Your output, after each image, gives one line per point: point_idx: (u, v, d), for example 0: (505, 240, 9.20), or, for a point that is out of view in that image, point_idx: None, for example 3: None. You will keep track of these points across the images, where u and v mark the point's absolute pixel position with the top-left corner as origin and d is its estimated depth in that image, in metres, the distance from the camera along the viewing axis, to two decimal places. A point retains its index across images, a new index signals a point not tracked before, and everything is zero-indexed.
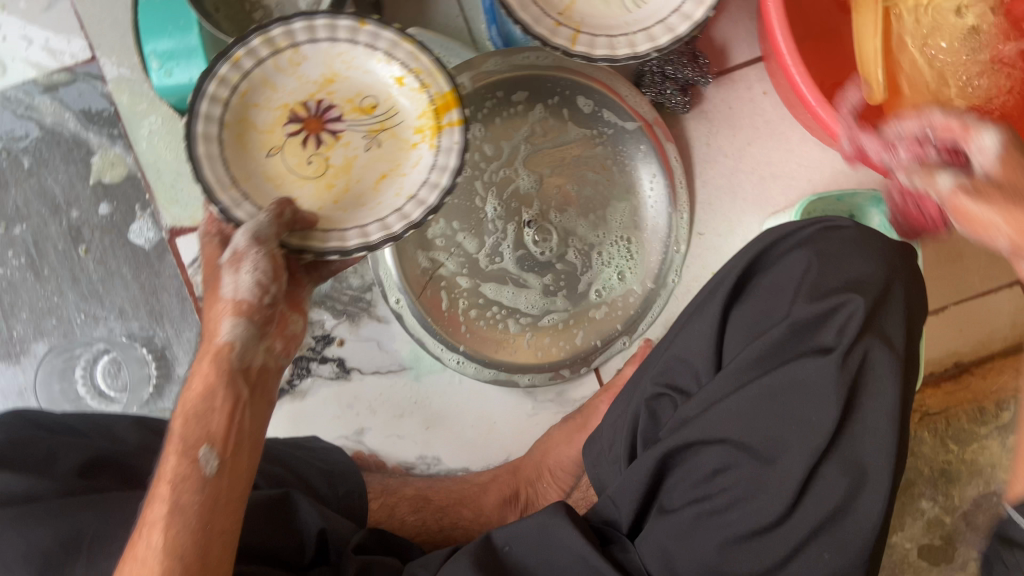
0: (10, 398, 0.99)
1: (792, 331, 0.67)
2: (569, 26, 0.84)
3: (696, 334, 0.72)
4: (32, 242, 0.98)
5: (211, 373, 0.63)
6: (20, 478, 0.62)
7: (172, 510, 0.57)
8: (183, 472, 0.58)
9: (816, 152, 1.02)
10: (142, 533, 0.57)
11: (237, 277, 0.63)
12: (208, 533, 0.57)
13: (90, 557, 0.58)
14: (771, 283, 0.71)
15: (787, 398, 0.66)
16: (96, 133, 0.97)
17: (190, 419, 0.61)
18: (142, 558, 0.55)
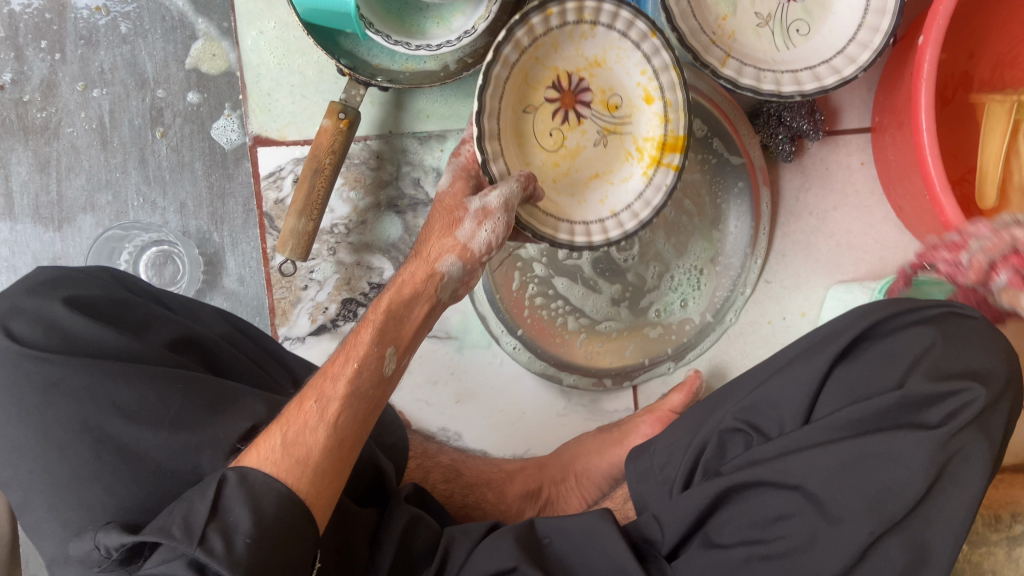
0: (41, 262, 0.94)
1: (900, 405, 0.67)
2: (722, 47, 0.85)
3: (797, 378, 0.72)
4: (107, 110, 0.93)
5: (421, 288, 0.70)
6: (113, 333, 0.61)
7: (352, 392, 0.63)
8: (370, 363, 0.65)
9: (894, 234, 1.03)
10: (315, 403, 0.62)
11: (474, 225, 0.69)
12: (366, 423, 0.64)
13: (174, 419, 0.57)
14: (882, 351, 0.72)
15: (885, 462, 0.65)
16: (205, 19, 0.93)
17: (388, 319, 0.68)
18: (311, 425, 0.60)
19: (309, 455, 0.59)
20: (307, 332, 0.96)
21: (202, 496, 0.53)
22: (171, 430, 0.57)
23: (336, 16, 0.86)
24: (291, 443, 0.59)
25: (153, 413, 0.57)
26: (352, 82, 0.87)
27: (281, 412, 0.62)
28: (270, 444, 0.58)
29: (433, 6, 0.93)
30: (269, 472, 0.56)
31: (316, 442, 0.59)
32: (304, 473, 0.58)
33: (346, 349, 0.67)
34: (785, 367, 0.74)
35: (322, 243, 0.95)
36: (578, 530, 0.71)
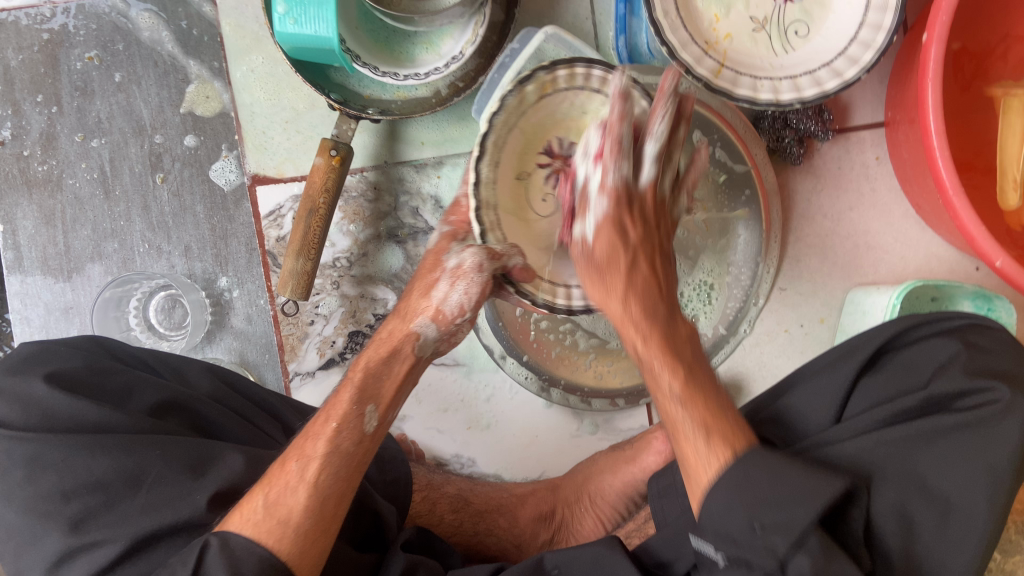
0: (54, 313, 0.95)
1: (928, 405, 0.64)
2: (716, 57, 0.82)
3: (822, 388, 0.70)
4: (108, 160, 0.94)
5: (396, 348, 0.71)
6: (93, 406, 0.63)
7: (331, 449, 0.64)
8: (346, 418, 0.66)
9: (915, 231, 0.99)
10: (296, 463, 0.63)
11: (448, 294, 0.70)
12: (347, 481, 0.64)
13: (148, 497, 0.61)
14: (904, 362, 0.68)
15: (926, 453, 0.61)
16: (196, 62, 0.93)
17: (367, 376, 0.70)
18: (292, 486, 0.61)
19: (290, 515, 0.60)
20: (317, 366, 0.95)
21: (195, 560, 0.56)
22: (144, 511, 0.60)
23: (321, 52, 0.85)
24: (273, 505, 0.61)
25: (128, 496, 0.60)
26: (342, 117, 0.86)
27: (263, 476, 0.63)
28: (251, 508, 0.60)
29: (421, 32, 0.91)
30: (248, 535, 0.59)
31: (297, 502, 0.61)
32: (285, 534, 0.59)
33: (328, 408, 0.68)
34: (812, 377, 0.72)
35: (325, 277, 0.96)
36: (583, 564, 0.70)
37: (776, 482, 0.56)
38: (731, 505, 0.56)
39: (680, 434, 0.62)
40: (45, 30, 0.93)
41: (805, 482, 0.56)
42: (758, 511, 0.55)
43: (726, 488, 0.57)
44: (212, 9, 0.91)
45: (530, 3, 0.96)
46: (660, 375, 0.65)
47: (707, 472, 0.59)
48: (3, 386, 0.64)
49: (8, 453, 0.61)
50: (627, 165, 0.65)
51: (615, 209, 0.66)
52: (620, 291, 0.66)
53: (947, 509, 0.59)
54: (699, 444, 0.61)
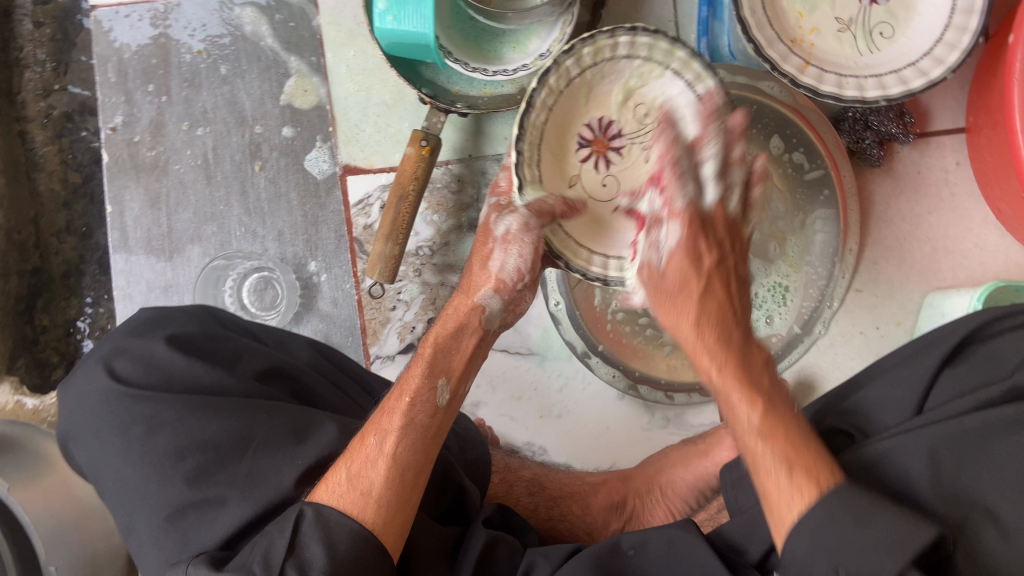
0: (155, 291, 1.01)
1: (1010, 395, 0.64)
2: (801, 55, 0.83)
3: (904, 380, 0.71)
4: (211, 147, 1.00)
5: (461, 318, 0.74)
6: (206, 369, 0.67)
7: (409, 423, 0.66)
8: (426, 391, 0.69)
9: (995, 237, 0.99)
10: (375, 437, 0.65)
11: (504, 258, 0.73)
12: (422, 456, 0.66)
13: (254, 459, 0.63)
14: (989, 353, 0.68)
15: (1010, 439, 0.58)
16: (297, 57, 0.98)
17: (437, 352, 0.72)
18: (372, 459, 0.63)
19: (371, 488, 0.62)
20: (398, 350, 0.99)
21: (283, 531, 0.57)
22: (247, 477, 0.62)
23: (417, 48, 0.89)
24: (356, 477, 0.62)
25: (234, 457, 0.63)
26: (432, 111, 0.91)
27: (349, 445, 0.66)
28: (336, 479, 0.62)
29: (509, 32, 0.95)
30: (337, 506, 0.60)
31: (377, 475, 0.62)
32: (368, 503, 0.61)
33: (401, 387, 0.71)
34: (898, 368, 0.73)
35: (408, 265, 1.00)
36: (661, 542, 0.71)
37: (866, 532, 0.49)
38: (815, 552, 0.50)
39: (748, 442, 0.55)
40: (159, 25, 1.00)
41: (890, 529, 0.48)
42: (844, 557, 0.49)
43: (818, 523, 0.50)
44: (314, 8, 0.97)
45: (615, 5, 0.99)
46: (737, 404, 0.56)
47: (791, 506, 0.52)
48: (126, 347, 0.69)
49: (127, 411, 0.65)
50: (689, 193, 0.61)
51: (690, 240, 0.61)
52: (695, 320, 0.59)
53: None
54: (781, 476, 0.52)
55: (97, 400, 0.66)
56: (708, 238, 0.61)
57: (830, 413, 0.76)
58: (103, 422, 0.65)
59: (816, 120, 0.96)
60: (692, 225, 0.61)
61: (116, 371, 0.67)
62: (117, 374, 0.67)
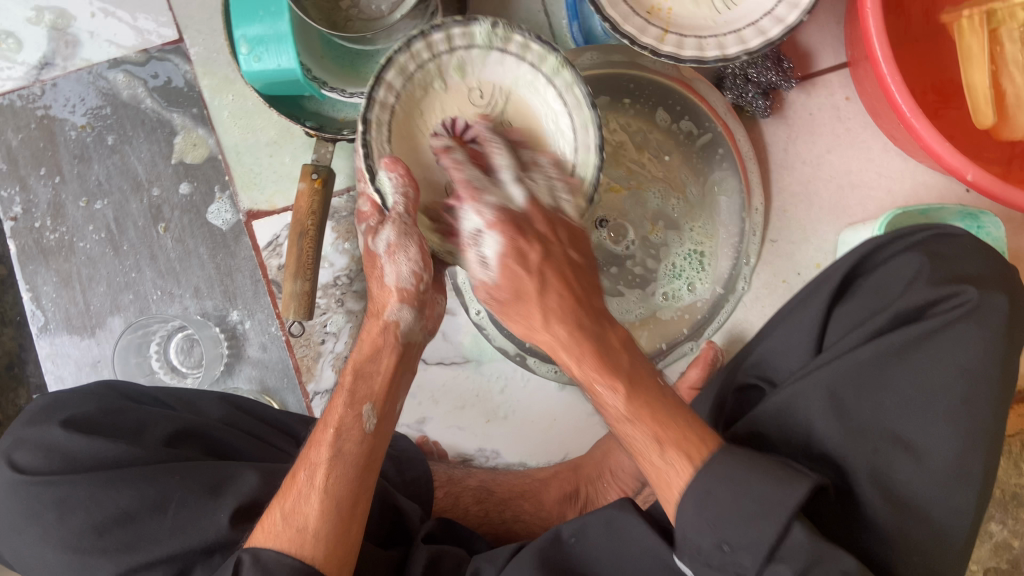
0: (84, 368, 1.01)
1: (898, 321, 0.65)
2: (659, 24, 0.84)
3: (798, 323, 0.71)
4: (113, 218, 1.00)
5: (377, 339, 0.73)
6: (109, 444, 0.66)
7: (337, 454, 0.66)
8: (349, 423, 0.68)
9: (898, 163, 0.99)
10: (305, 472, 0.65)
11: (397, 267, 0.71)
12: (357, 484, 0.66)
13: (175, 520, 0.64)
14: (875, 285, 0.69)
15: (903, 365, 0.62)
16: (180, 114, 0.99)
17: (357, 378, 0.71)
18: (304, 495, 0.64)
19: (307, 522, 0.63)
20: (334, 383, 0.99)
21: None
22: (170, 537, 0.63)
23: (290, 83, 0.89)
24: (291, 514, 0.63)
25: (155, 522, 0.63)
26: (319, 142, 0.91)
27: (280, 490, 0.66)
28: (271, 521, 0.63)
29: (384, 50, 0.96)
30: (275, 548, 0.61)
31: (313, 509, 0.63)
32: (305, 540, 0.62)
33: (326, 416, 0.70)
34: (788, 314, 0.73)
35: (329, 296, 1.00)
36: (600, 526, 0.71)
37: (740, 491, 0.57)
38: (700, 523, 0.57)
39: (638, 449, 0.63)
40: (39, 107, 1.00)
41: (767, 492, 0.56)
42: (723, 526, 0.56)
43: (711, 476, 0.58)
44: (187, 62, 0.97)
45: (482, 5, 0.99)
46: (610, 398, 0.66)
47: (676, 476, 0.60)
48: (25, 438, 0.68)
49: (36, 500, 0.64)
50: (494, 202, 0.69)
51: (510, 240, 0.69)
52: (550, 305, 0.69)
53: (929, 417, 0.61)
54: (658, 457, 0.61)
55: (6, 495, 0.66)
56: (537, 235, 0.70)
57: (743, 364, 0.77)
58: (15, 514, 0.65)
59: (705, 90, 0.97)
60: (508, 227, 0.69)
61: (18, 464, 0.67)
62: (20, 467, 0.66)
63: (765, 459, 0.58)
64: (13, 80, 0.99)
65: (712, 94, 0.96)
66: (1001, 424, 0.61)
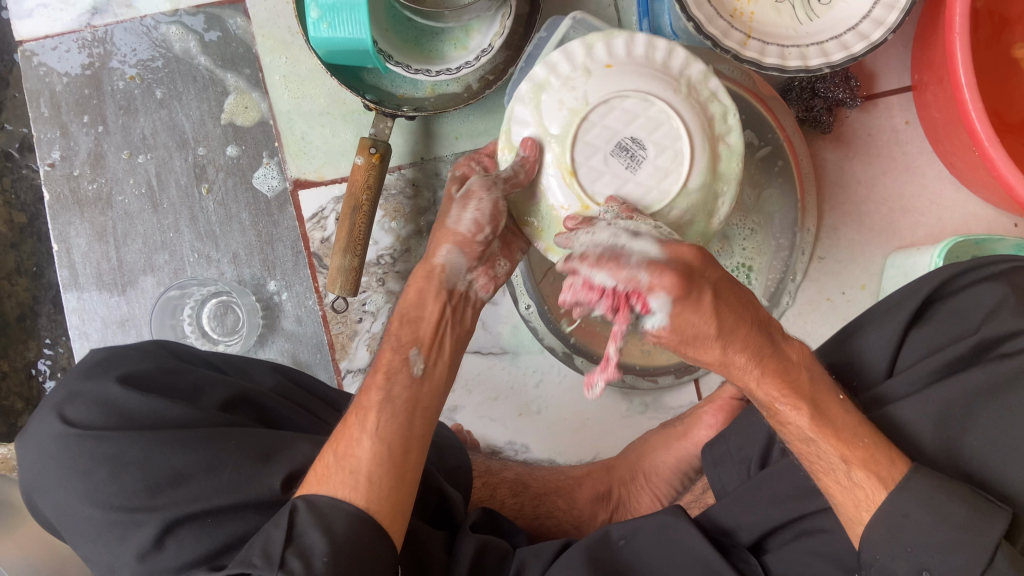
0: (111, 326, 0.98)
1: (978, 350, 0.64)
2: (741, 28, 0.83)
3: (874, 344, 0.71)
4: (155, 174, 0.97)
5: (424, 289, 0.71)
6: (168, 404, 0.64)
7: (385, 398, 0.65)
8: (396, 365, 0.68)
9: (951, 191, 0.99)
10: (356, 416, 0.65)
11: (462, 213, 0.69)
12: (407, 426, 0.65)
13: (231, 478, 0.62)
14: (954, 310, 0.68)
15: (994, 403, 0.59)
16: (234, 74, 0.96)
17: (405, 322, 0.70)
18: (358, 438, 0.63)
19: (358, 465, 0.62)
20: (367, 363, 0.97)
21: (277, 525, 0.58)
22: (226, 494, 0.61)
23: (356, 53, 0.87)
24: (343, 456, 0.63)
25: (211, 482, 0.61)
26: (378, 117, 0.89)
27: (334, 434, 0.66)
28: (325, 459, 0.63)
29: (449, 29, 0.94)
30: (330, 494, 0.60)
31: (365, 454, 0.62)
32: (359, 483, 0.61)
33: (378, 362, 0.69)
34: (862, 334, 0.73)
35: (371, 275, 0.98)
36: (652, 531, 0.70)
37: (938, 525, 0.54)
38: (894, 552, 0.56)
39: (825, 477, 0.59)
40: (87, 54, 0.96)
41: (961, 520, 0.53)
42: (920, 554, 0.55)
43: (910, 509, 0.55)
44: (246, 20, 0.94)
45: None
46: (793, 418, 0.60)
47: (864, 515, 0.57)
48: (80, 392, 0.66)
49: (88, 454, 0.62)
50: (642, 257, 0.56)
51: (678, 300, 0.55)
52: (733, 344, 0.59)
53: (1019, 456, 0.57)
54: (864, 475, 0.57)
55: (55, 449, 0.63)
56: (682, 295, 0.55)
57: None
58: (64, 468, 0.63)
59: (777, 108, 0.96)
60: (678, 284, 0.55)
61: (71, 419, 0.64)
62: (73, 421, 0.64)
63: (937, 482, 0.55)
64: (64, 23, 0.96)
65: (776, 102, 0.96)
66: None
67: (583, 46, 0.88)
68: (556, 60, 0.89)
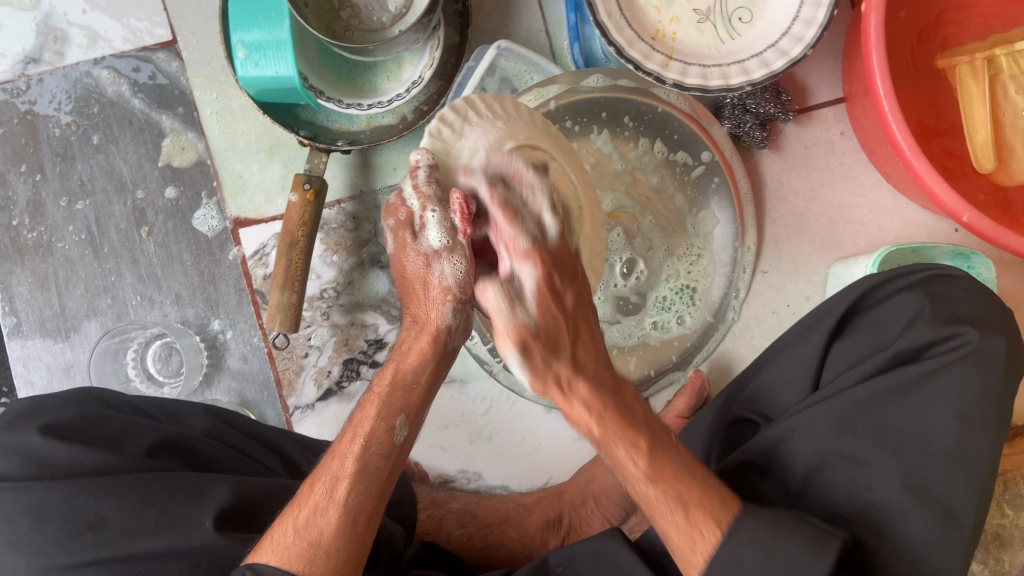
0: (56, 373, 0.98)
1: (897, 361, 0.65)
2: (662, 50, 0.84)
3: (796, 359, 0.72)
4: (94, 219, 0.97)
5: (426, 348, 0.70)
6: (88, 451, 0.64)
7: (360, 469, 0.65)
8: (379, 433, 0.66)
9: (889, 200, 1.00)
10: (324, 484, 0.64)
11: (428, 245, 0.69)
12: (377, 499, 0.65)
13: (159, 518, 0.62)
14: (874, 321, 0.70)
15: (901, 406, 0.63)
16: (169, 116, 0.96)
17: (393, 384, 0.68)
18: (321, 507, 0.62)
19: (321, 535, 0.61)
20: (315, 398, 0.97)
21: None
22: (156, 532, 0.61)
23: (286, 91, 0.87)
24: (303, 528, 0.62)
25: (134, 522, 0.61)
26: (312, 152, 0.89)
27: (295, 500, 0.65)
28: (282, 532, 0.62)
29: (381, 62, 0.94)
30: (280, 565, 0.59)
31: (328, 524, 0.62)
32: (314, 556, 0.60)
33: (353, 424, 0.68)
34: (787, 349, 0.73)
35: (315, 309, 0.98)
36: (588, 555, 0.69)
37: (771, 559, 0.55)
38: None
39: (655, 509, 0.59)
40: (23, 103, 0.97)
41: (800, 553, 0.55)
42: (741, 572, 0.56)
43: (725, 567, 0.56)
44: (180, 63, 0.95)
45: (482, 22, 0.98)
46: (631, 463, 0.59)
47: (679, 517, 0.58)
48: (1, 444, 0.65)
49: (8, 507, 0.61)
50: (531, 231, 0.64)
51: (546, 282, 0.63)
52: (565, 301, 0.63)
53: (925, 457, 0.61)
54: (677, 519, 0.58)
55: None
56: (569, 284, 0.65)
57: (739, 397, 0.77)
58: None
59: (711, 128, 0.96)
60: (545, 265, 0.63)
61: None
62: None
63: (794, 520, 0.57)
64: None
65: (718, 130, 0.97)
66: (994, 467, 0.62)
67: (511, 73, 0.93)
68: (489, 90, 0.93)
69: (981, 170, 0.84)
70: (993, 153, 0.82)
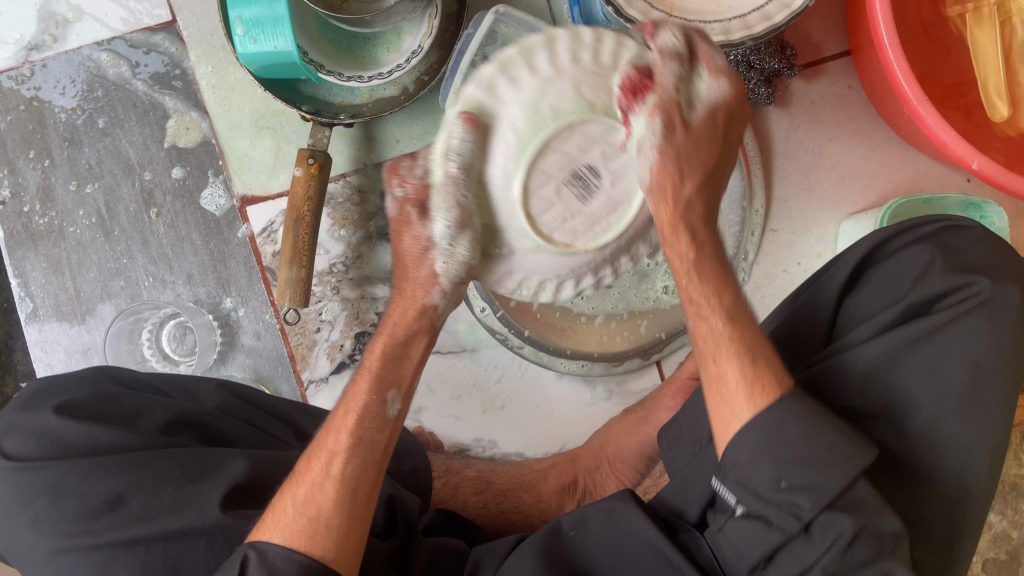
0: (74, 355, 1.00)
1: (910, 312, 0.64)
2: (662, 8, 0.83)
3: (808, 315, 0.71)
4: (104, 203, 0.98)
5: (414, 323, 0.64)
6: (104, 431, 0.65)
7: (355, 442, 0.64)
8: (373, 408, 0.65)
9: (900, 153, 0.98)
10: (321, 459, 0.63)
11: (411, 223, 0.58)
12: (376, 469, 0.65)
13: (175, 493, 0.63)
14: (886, 275, 0.68)
15: (915, 358, 0.61)
16: (172, 97, 0.96)
17: (384, 361, 0.65)
18: (319, 483, 0.62)
19: (319, 511, 0.61)
20: (329, 372, 0.98)
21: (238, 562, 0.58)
22: (171, 505, 0.62)
23: (285, 67, 0.86)
24: (303, 504, 0.62)
25: (151, 496, 0.62)
26: (315, 127, 0.89)
27: (294, 474, 0.65)
28: (282, 508, 0.62)
29: (380, 34, 0.94)
30: (282, 542, 0.60)
31: (326, 499, 0.62)
32: (315, 532, 0.61)
33: (347, 398, 0.66)
34: (800, 307, 0.72)
35: (325, 284, 0.98)
36: (600, 518, 0.69)
37: (810, 445, 0.53)
38: (758, 458, 0.54)
39: (713, 351, 0.58)
40: (28, 90, 0.98)
41: (833, 444, 0.53)
42: (788, 463, 0.53)
43: (754, 446, 0.54)
44: (180, 43, 0.95)
45: None
46: (707, 313, 0.59)
47: (743, 409, 0.55)
48: (17, 426, 0.66)
49: (29, 483, 0.63)
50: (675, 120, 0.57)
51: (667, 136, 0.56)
52: (685, 192, 0.58)
53: (940, 409, 0.60)
54: (743, 370, 0.56)
55: None
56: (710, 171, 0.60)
57: None
58: (8, 499, 0.63)
59: None
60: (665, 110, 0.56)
61: (10, 452, 0.65)
62: (12, 454, 0.65)
63: (812, 416, 0.54)
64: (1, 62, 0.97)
65: None
66: (1010, 418, 0.61)
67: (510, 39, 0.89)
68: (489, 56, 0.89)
69: (995, 119, 0.82)
70: (1007, 100, 0.81)
